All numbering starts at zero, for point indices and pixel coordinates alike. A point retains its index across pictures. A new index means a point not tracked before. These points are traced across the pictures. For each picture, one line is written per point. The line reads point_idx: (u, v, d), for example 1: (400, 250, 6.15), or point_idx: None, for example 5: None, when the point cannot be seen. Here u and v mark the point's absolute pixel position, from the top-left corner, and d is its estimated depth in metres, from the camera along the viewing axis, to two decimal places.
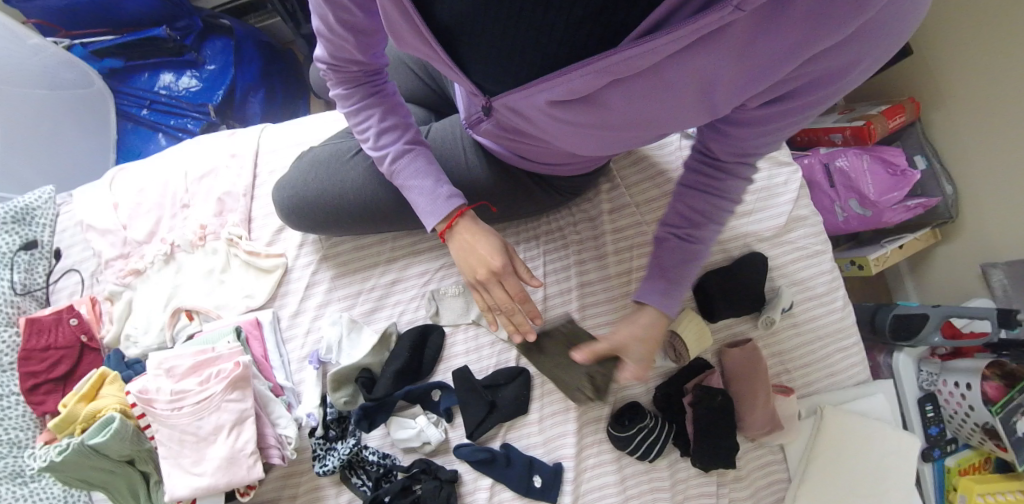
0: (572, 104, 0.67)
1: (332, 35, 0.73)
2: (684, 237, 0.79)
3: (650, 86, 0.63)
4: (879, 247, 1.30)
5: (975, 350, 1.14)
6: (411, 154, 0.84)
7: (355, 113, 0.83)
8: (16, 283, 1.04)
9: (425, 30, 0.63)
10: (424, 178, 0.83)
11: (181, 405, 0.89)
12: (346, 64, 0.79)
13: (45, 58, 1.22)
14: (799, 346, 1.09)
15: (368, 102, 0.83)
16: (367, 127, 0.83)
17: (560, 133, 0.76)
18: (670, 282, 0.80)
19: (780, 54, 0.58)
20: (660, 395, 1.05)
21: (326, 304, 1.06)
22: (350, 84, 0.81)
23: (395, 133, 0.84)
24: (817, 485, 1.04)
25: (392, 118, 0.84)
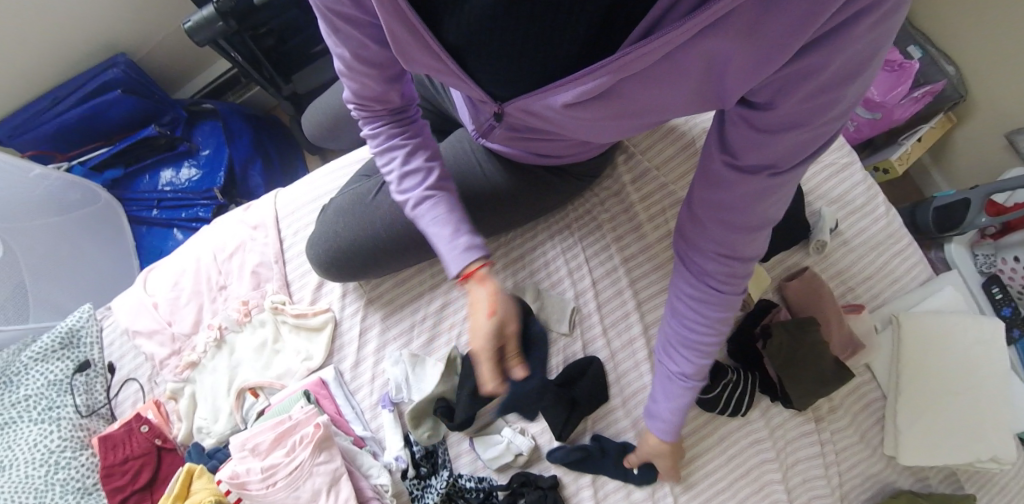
0: (589, 105, 0.68)
1: (356, 66, 0.75)
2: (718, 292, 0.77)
3: (662, 77, 0.62)
4: (898, 146, 1.28)
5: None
6: (430, 199, 0.83)
7: (384, 158, 0.86)
8: (81, 406, 1.05)
9: (433, 45, 0.64)
10: (443, 226, 0.82)
11: (275, 480, 0.89)
12: (373, 105, 0.83)
13: (50, 184, 1.21)
14: (856, 261, 1.07)
15: (395, 149, 0.85)
16: (393, 174, 0.85)
17: (579, 128, 0.77)
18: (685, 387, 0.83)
19: (783, 43, 0.53)
20: (734, 350, 1.04)
21: (384, 346, 1.05)
22: (382, 121, 0.84)
23: (420, 176, 0.84)
24: (915, 393, 1.01)
25: (416, 158, 0.85)
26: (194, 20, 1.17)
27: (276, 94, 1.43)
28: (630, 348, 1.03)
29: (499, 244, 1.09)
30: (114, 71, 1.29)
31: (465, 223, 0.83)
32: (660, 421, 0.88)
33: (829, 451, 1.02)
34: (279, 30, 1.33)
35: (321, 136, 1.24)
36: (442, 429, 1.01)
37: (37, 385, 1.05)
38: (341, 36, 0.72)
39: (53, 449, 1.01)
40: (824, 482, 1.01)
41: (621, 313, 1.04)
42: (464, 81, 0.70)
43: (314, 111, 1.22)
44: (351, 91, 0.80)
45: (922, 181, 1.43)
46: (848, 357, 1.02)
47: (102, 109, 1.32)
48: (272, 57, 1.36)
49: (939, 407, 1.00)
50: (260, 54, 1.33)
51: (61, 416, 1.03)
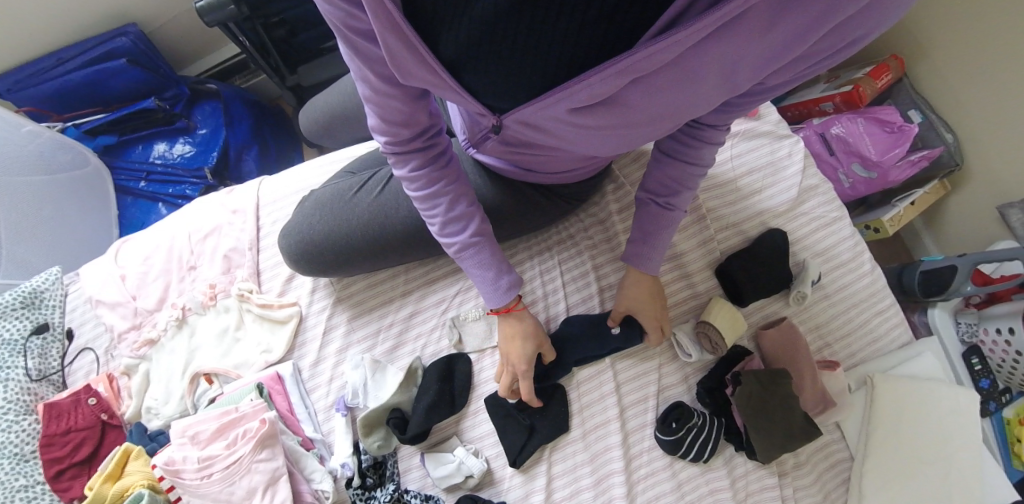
0: (592, 111, 0.67)
1: (383, 99, 0.68)
2: (664, 205, 0.83)
3: (670, 80, 0.63)
4: (891, 207, 1.25)
5: (1011, 292, 1.07)
6: (475, 246, 0.82)
7: (422, 193, 0.79)
8: (31, 370, 1.03)
9: (431, 60, 0.62)
10: (486, 270, 0.83)
11: (210, 472, 0.86)
12: (403, 134, 0.74)
13: (41, 142, 1.23)
14: (835, 319, 1.04)
15: (435, 188, 0.79)
16: (434, 214, 0.80)
17: (580, 138, 0.75)
18: (651, 244, 0.86)
19: (800, 32, 0.59)
20: (702, 391, 0.99)
21: (346, 347, 1.03)
22: (414, 159, 0.77)
23: (461, 219, 0.81)
24: (885, 463, 0.98)
25: (456, 204, 0.80)
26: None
27: (278, 83, 1.42)
28: (596, 380, 1.00)
29: None
30: (123, 40, 1.29)
31: (502, 261, 0.84)
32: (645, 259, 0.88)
33: None
34: (292, 21, 1.33)
35: (316, 131, 1.23)
36: (394, 440, 0.98)
37: None
38: (362, 56, 0.64)
39: None
40: None
41: None
42: (459, 92, 0.68)
43: (312, 104, 1.21)
44: (383, 126, 0.72)
45: (914, 244, 1.40)
46: (817, 415, 0.98)
47: (106, 76, 1.31)
48: (279, 47, 1.36)
49: (902, 482, 0.96)
50: (269, 42, 1.33)
51: (9, 377, 1.01)
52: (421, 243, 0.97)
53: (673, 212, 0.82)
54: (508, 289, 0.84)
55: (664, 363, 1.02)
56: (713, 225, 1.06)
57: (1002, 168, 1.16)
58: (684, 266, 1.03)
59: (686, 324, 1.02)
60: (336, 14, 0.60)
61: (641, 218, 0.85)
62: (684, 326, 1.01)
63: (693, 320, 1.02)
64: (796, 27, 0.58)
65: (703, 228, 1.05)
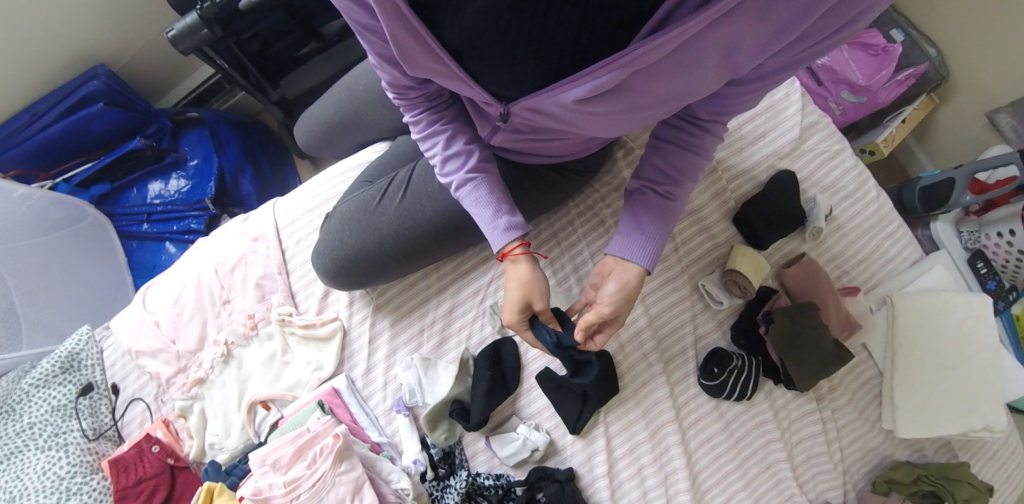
0: (598, 101, 0.69)
1: (380, 65, 0.74)
2: (661, 194, 0.82)
3: (673, 65, 0.64)
4: (883, 128, 1.32)
5: (1008, 196, 1.14)
6: (471, 182, 0.83)
7: (424, 137, 0.84)
8: (87, 429, 1.04)
9: (436, 50, 0.65)
10: (483, 206, 0.83)
11: (298, 493, 0.89)
12: (401, 90, 0.79)
13: (34, 203, 1.19)
14: (851, 245, 1.11)
15: (433, 128, 0.83)
16: (433, 152, 0.83)
17: (590, 124, 0.76)
18: (648, 235, 0.82)
19: (795, 16, 0.60)
20: (737, 334, 1.07)
21: (394, 351, 1.06)
22: (415, 105, 0.82)
23: (460, 157, 0.83)
24: (911, 370, 1.07)
25: (455, 143, 0.83)
26: (177, 28, 1.15)
27: (262, 99, 1.41)
28: (637, 341, 1.05)
29: None
30: (95, 83, 1.26)
31: (502, 200, 0.83)
32: (637, 246, 0.82)
33: (831, 430, 1.08)
34: (264, 34, 1.30)
35: (314, 144, 1.23)
36: (457, 430, 1.02)
37: (41, 412, 1.04)
38: (365, 39, 0.69)
39: (63, 476, 0.99)
40: (826, 458, 1.07)
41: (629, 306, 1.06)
42: (467, 83, 0.70)
43: (307, 116, 1.21)
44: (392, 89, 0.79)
45: (908, 161, 1.47)
46: (845, 338, 1.06)
47: (85, 123, 1.29)
48: (256, 61, 1.34)
49: (932, 387, 1.06)
50: (245, 59, 1.31)
51: (68, 441, 1.02)
52: (458, 234, 0.98)
53: (672, 202, 0.82)
54: (511, 225, 0.82)
55: (698, 313, 1.08)
56: (725, 177, 1.11)
57: (985, 75, 1.23)
58: (702, 220, 1.09)
59: (713, 275, 1.08)
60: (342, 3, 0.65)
61: (636, 206, 0.83)
62: (712, 277, 1.07)
63: (718, 270, 1.08)
64: (794, 11, 0.59)
65: (715, 181, 1.10)
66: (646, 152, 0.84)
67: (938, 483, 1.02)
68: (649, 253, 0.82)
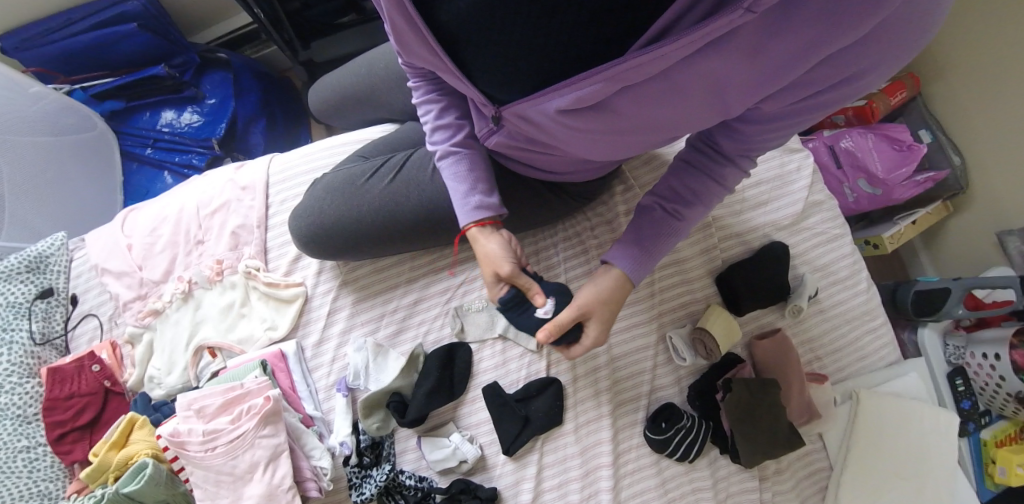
0: (582, 116, 0.67)
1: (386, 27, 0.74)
2: (669, 211, 0.78)
3: (659, 92, 0.63)
4: (893, 224, 1.28)
5: (1001, 318, 1.12)
6: (453, 155, 0.83)
7: (421, 100, 0.84)
8: (36, 333, 1.04)
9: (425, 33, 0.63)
10: (460, 181, 0.83)
11: (215, 445, 0.87)
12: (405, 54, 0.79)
13: (47, 104, 1.23)
14: (829, 333, 1.08)
15: (429, 96, 0.83)
16: (424, 118, 0.84)
17: (576, 142, 0.74)
18: (643, 249, 0.80)
19: (794, 58, 0.58)
20: (693, 394, 1.04)
21: (349, 329, 1.05)
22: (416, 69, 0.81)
23: (448, 130, 0.84)
24: (862, 473, 1.03)
25: (449, 114, 0.83)
26: None
27: (290, 56, 1.42)
28: (591, 377, 1.03)
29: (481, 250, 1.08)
30: (132, 4, 1.29)
31: (481, 179, 0.83)
32: (630, 256, 0.80)
33: None
34: None
35: (325, 110, 1.23)
36: (391, 422, 1.01)
37: None
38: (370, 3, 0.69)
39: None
40: None
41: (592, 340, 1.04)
42: (456, 76, 0.68)
43: (322, 83, 1.21)
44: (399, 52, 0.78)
45: (909, 260, 1.44)
46: (803, 422, 1.02)
47: (115, 39, 1.31)
48: (292, 17, 1.36)
49: (879, 494, 1.02)
50: (283, 16, 1.33)
51: (13, 340, 1.02)
52: (441, 230, 0.98)
53: (677, 221, 0.78)
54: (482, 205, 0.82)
55: (659, 364, 1.05)
56: (717, 234, 1.08)
57: (1003, 195, 1.19)
58: (684, 272, 1.07)
59: (682, 328, 1.05)
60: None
61: (641, 219, 0.80)
62: (681, 330, 1.05)
63: (689, 325, 1.05)
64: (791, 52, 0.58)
65: (706, 236, 1.07)
66: (668, 168, 0.80)
67: None
68: (638, 270, 0.80)
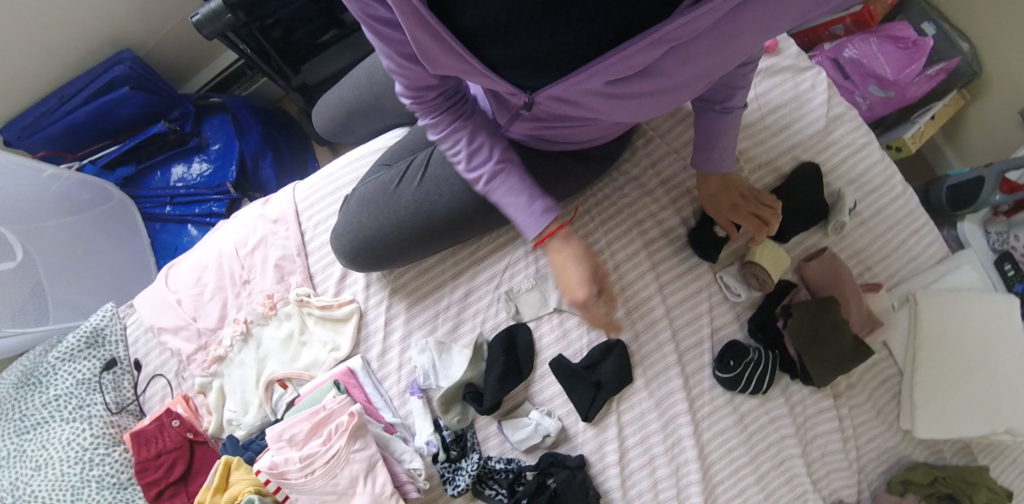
0: (629, 80, 0.68)
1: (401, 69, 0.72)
2: (721, 110, 0.83)
3: (706, 43, 0.63)
4: (911, 124, 1.30)
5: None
6: (502, 172, 0.83)
7: (444, 139, 0.83)
8: (110, 403, 1.06)
9: (459, 49, 0.64)
10: (519, 193, 0.83)
11: (313, 468, 0.90)
12: (423, 94, 0.78)
13: (61, 184, 1.21)
14: (874, 241, 1.09)
15: (450, 128, 0.82)
16: (457, 150, 0.83)
17: (618, 110, 0.76)
18: (717, 149, 0.89)
19: None
20: (754, 326, 1.06)
21: (409, 334, 1.07)
22: (432, 109, 0.81)
23: (483, 149, 0.83)
24: (932, 369, 1.05)
25: (480, 134, 0.83)
26: (202, 13, 1.16)
27: (283, 84, 1.42)
28: (652, 331, 1.05)
29: (518, 232, 1.10)
30: (120, 68, 1.28)
31: (527, 184, 0.84)
32: (712, 159, 0.92)
33: (846, 427, 1.08)
34: (286, 20, 1.31)
35: (331, 128, 1.24)
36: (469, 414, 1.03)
37: (66, 385, 1.07)
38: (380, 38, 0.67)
39: (87, 447, 1.03)
40: (841, 456, 1.07)
41: (645, 296, 1.06)
42: (489, 78, 0.69)
43: (323, 102, 1.22)
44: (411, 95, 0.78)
45: (935, 158, 1.45)
46: (867, 335, 1.05)
47: (111, 106, 1.31)
48: (277, 47, 1.35)
49: (954, 387, 1.04)
50: (268, 46, 1.32)
51: (91, 414, 1.05)
52: (473, 219, 0.99)
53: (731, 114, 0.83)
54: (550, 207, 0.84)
55: (715, 305, 1.07)
56: (746, 167, 1.09)
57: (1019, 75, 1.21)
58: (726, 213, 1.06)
59: (732, 267, 1.07)
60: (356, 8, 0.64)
61: (701, 125, 0.87)
62: (731, 269, 1.07)
63: (738, 262, 1.07)
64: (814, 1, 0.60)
65: (736, 171, 1.08)
66: None
67: (956, 485, 1.04)
68: (725, 163, 0.92)
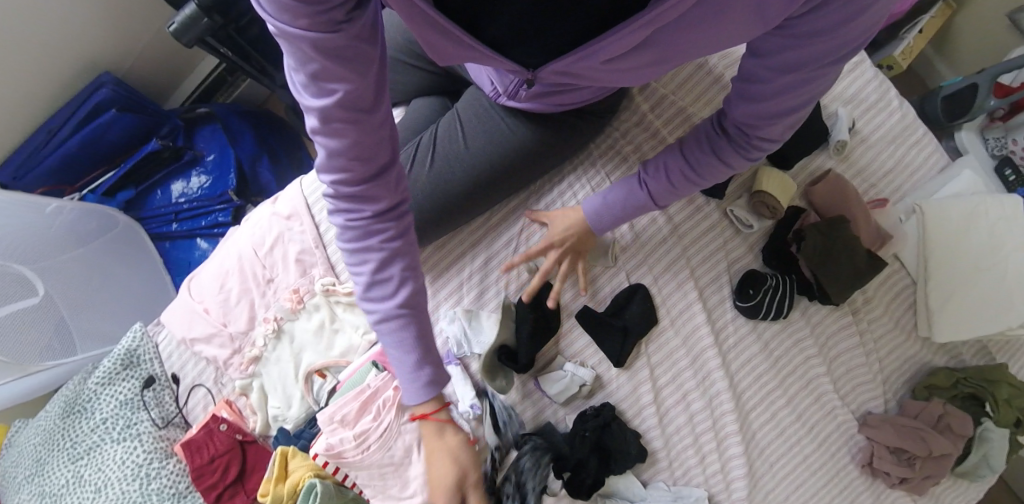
0: (626, 55, 0.69)
1: (343, 128, 0.62)
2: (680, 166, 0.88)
3: (700, 22, 0.63)
4: (901, 41, 1.34)
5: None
6: (401, 320, 0.75)
7: (348, 215, 0.71)
8: (156, 419, 1.10)
9: (466, 37, 0.64)
10: (407, 352, 0.77)
11: (369, 444, 0.95)
12: (353, 174, 0.67)
13: (66, 216, 1.22)
14: (875, 158, 1.12)
15: (368, 230, 0.71)
16: (360, 269, 0.73)
17: (615, 76, 0.77)
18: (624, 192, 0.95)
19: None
20: (769, 254, 1.08)
21: (436, 306, 1.09)
22: (363, 196, 0.69)
23: (386, 286, 0.74)
24: (942, 275, 1.09)
25: (392, 267, 0.73)
26: (179, 21, 1.16)
27: (267, 84, 1.42)
28: (670, 272, 1.08)
29: (529, 194, 1.12)
30: (103, 91, 1.29)
31: (427, 349, 0.78)
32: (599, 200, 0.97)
33: (868, 342, 1.12)
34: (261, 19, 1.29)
35: None
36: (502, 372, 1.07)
37: (111, 408, 1.10)
38: (329, 83, 0.58)
39: (141, 463, 1.06)
40: (865, 369, 1.12)
41: (661, 241, 1.09)
42: (496, 60, 0.69)
43: None
44: (323, 146, 0.64)
45: (927, 70, 1.48)
46: (878, 249, 1.08)
47: (100, 131, 1.32)
48: (259, 48, 1.34)
49: (967, 289, 1.07)
50: (249, 47, 1.32)
51: (140, 431, 1.09)
52: (488, 190, 1.05)
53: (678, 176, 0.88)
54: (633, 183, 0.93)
55: (728, 239, 1.10)
56: None
57: None
58: None
59: (741, 199, 1.10)
60: (309, 42, 0.54)
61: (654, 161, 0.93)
62: (740, 201, 1.09)
63: (746, 194, 1.10)
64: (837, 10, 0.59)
65: None
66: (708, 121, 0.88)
67: (977, 384, 1.09)
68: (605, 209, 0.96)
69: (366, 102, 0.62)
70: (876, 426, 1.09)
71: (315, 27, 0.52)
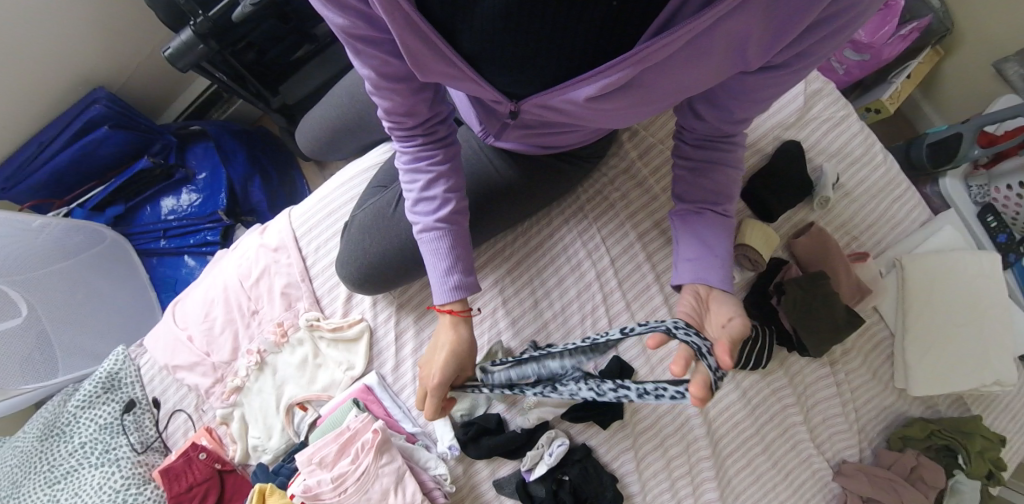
0: (611, 95, 0.71)
1: (390, 90, 0.75)
2: (720, 213, 0.85)
3: (681, 62, 0.67)
4: (889, 84, 1.34)
5: (1016, 148, 1.19)
6: (437, 229, 0.83)
7: (409, 156, 0.83)
8: (136, 444, 1.09)
9: (454, 57, 0.69)
10: (439, 259, 0.84)
11: (346, 487, 0.96)
12: (409, 126, 0.81)
13: (52, 231, 1.20)
14: (858, 211, 1.15)
15: (419, 164, 0.83)
16: (410, 187, 0.84)
17: (596, 118, 0.79)
18: (719, 254, 0.83)
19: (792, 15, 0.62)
20: (749, 305, 1.10)
21: (421, 346, 1.10)
22: (422, 147, 0.83)
23: (432, 203, 0.84)
24: (922, 331, 1.10)
25: (437, 186, 0.84)
26: (173, 46, 1.14)
27: (262, 106, 1.40)
28: (652, 319, 1.09)
29: (517, 235, 1.13)
30: (96, 108, 1.27)
31: (460, 258, 0.84)
32: (716, 269, 0.82)
33: (845, 391, 1.13)
34: (258, 43, 1.27)
35: (317, 149, 1.25)
36: (478, 408, 1.08)
37: (91, 431, 1.10)
38: (366, 61, 0.72)
39: (119, 489, 1.06)
40: (842, 419, 1.13)
41: (644, 287, 1.10)
42: (479, 83, 0.73)
43: (305, 123, 1.23)
44: (384, 108, 0.78)
45: (914, 114, 1.49)
46: (857, 302, 1.09)
47: (92, 148, 1.30)
48: (253, 70, 1.32)
49: (945, 343, 1.09)
50: (244, 71, 1.29)
51: (119, 456, 1.08)
52: (474, 226, 1.05)
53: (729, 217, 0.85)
54: (718, 217, 0.85)
55: None
56: None
57: (992, 30, 1.27)
58: None
59: None
60: (341, 26, 0.68)
61: (689, 226, 0.86)
62: None
63: None
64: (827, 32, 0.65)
65: None
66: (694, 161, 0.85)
67: (951, 436, 1.09)
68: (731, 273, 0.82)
69: (405, 73, 0.74)
70: (850, 475, 1.10)
71: (346, 18, 0.67)
